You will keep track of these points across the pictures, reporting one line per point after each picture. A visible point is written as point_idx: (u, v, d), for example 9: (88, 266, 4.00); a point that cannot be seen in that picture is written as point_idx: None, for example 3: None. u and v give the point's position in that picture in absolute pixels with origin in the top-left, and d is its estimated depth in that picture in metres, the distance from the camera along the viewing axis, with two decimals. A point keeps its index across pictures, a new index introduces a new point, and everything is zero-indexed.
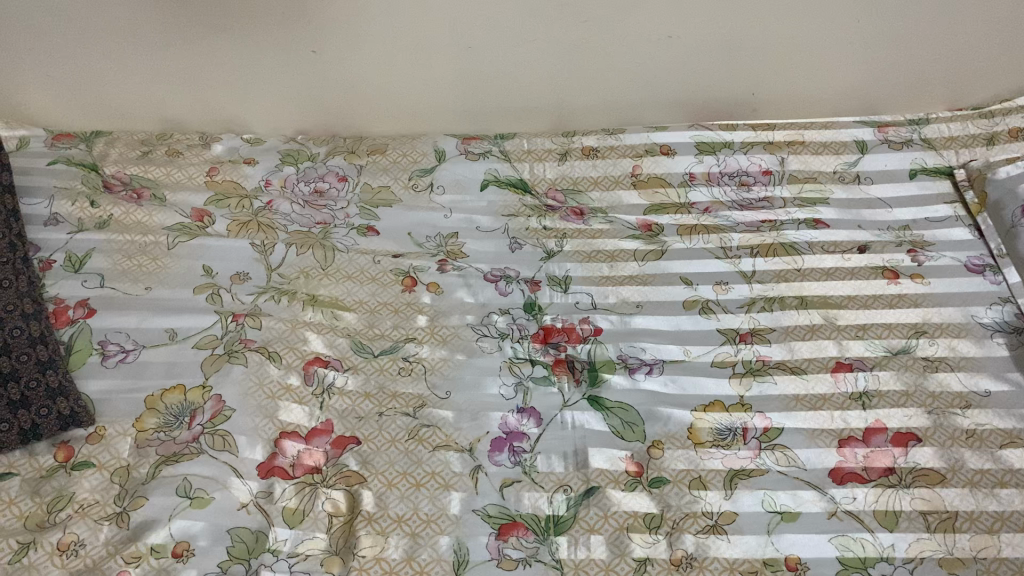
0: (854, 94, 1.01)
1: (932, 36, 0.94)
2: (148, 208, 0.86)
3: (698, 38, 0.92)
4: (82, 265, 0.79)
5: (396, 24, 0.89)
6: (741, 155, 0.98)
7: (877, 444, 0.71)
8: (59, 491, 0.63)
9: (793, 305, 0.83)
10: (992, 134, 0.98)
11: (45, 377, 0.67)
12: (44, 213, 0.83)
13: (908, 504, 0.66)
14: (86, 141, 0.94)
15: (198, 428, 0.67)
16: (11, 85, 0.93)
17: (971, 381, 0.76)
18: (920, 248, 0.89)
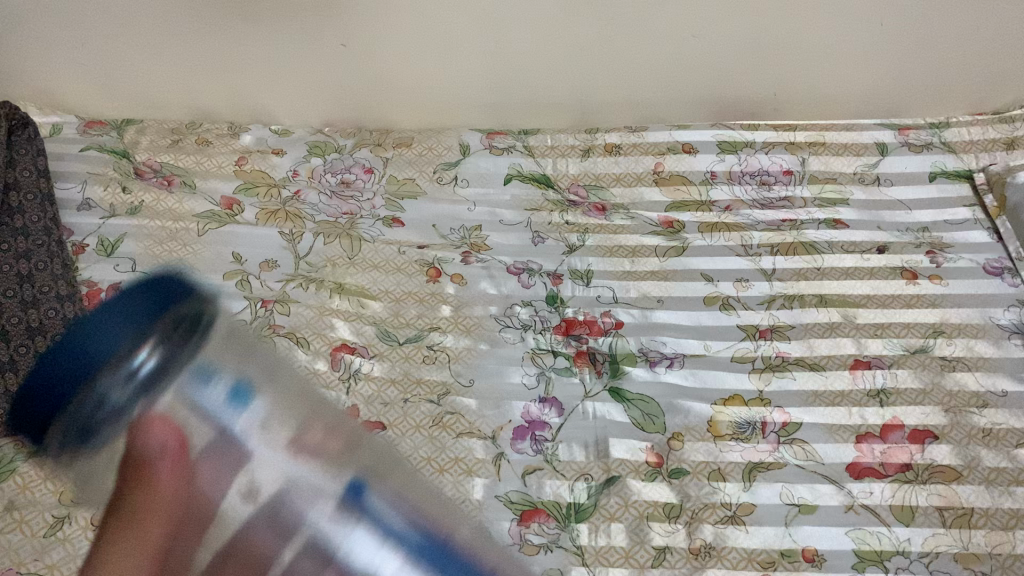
0: (877, 95, 1.02)
1: (954, 41, 0.95)
2: (179, 195, 0.87)
3: (724, 37, 0.93)
4: (114, 249, 0.80)
5: (426, 19, 0.90)
6: (763, 155, 0.99)
7: (894, 440, 0.72)
8: None
9: (812, 303, 0.84)
10: (1012, 138, 0.99)
11: None
12: (77, 197, 0.85)
13: (925, 500, 0.68)
14: (117, 128, 0.96)
15: None
16: (44, 73, 0.94)
17: (988, 381, 0.77)
18: (938, 249, 0.90)
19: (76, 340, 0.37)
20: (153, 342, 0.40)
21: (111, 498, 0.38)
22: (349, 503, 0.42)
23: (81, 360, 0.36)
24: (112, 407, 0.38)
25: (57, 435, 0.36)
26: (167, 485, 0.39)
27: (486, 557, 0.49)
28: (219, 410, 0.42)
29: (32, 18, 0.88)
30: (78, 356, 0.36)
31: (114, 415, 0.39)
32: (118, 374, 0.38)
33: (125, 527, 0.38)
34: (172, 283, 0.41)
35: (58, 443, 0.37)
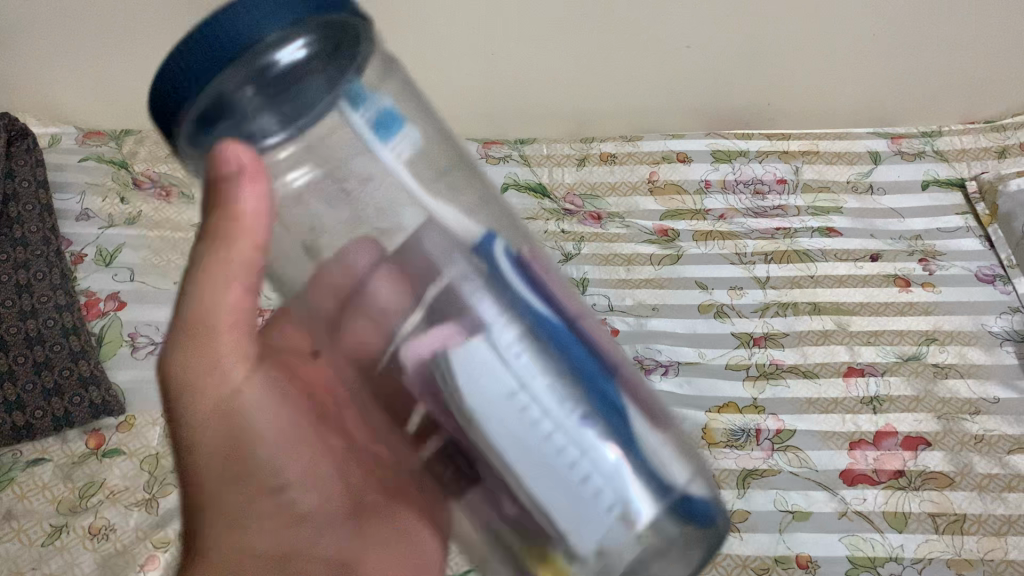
0: (869, 106, 1.03)
1: (945, 51, 0.96)
2: (177, 206, 0.90)
3: (717, 50, 0.94)
4: (113, 259, 0.84)
5: (425, 37, 0.90)
6: (757, 164, 1.00)
7: (887, 446, 0.73)
8: (91, 477, 0.70)
9: (806, 310, 0.84)
10: (1003, 147, 1.00)
11: (77, 366, 0.75)
12: (76, 208, 0.87)
13: (917, 506, 0.68)
14: (115, 139, 0.95)
15: None
16: (40, 84, 0.92)
17: (980, 388, 0.78)
18: (931, 257, 0.91)
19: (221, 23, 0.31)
20: (303, 42, 0.32)
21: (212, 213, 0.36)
22: (475, 256, 0.35)
23: (240, 47, 0.31)
24: (252, 115, 0.34)
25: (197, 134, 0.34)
26: (247, 204, 0.35)
27: (621, 359, 0.41)
28: (363, 134, 0.35)
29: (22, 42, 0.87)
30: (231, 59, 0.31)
31: (243, 113, 0.33)
32: (254, 63, 0.32)
33: (200, 343, 0.38)
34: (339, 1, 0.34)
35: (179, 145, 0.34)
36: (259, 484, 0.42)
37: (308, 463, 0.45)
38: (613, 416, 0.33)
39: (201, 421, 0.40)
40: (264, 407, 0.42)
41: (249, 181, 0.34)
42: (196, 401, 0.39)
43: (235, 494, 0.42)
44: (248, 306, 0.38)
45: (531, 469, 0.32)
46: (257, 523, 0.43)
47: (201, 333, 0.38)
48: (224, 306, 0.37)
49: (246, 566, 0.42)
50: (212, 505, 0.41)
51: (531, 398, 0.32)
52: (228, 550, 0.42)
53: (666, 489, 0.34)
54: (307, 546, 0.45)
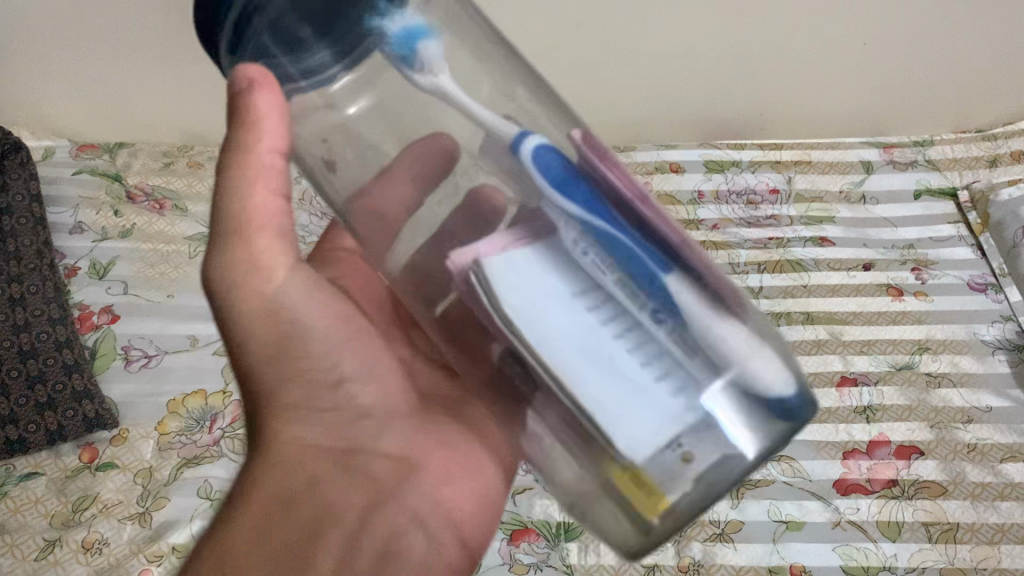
0: (864, 116, 1.01)
1: (943, 66, 0.94)
2: (169, 218, 0.89)
3: (709, 62, 0.93)
4: (106, 272, 0.84)
5: None
6: (749, 174, 1.00)
7: (880, 456, 0.73)
8: (85, 490, 0.70)
9: (799, 320, 0.85)
10: (995, 156, 0.99)
11: (70, 380, 0.75)
12: (69, 222, 0.88)
13: (911, 515, 0.69)
14: (109, 151, 0.96)
15: (218, 432, 0.73)
16: (31, 95, 0.91)
17: (973, 397, 0.78)
18: (923, 266, 0.91)
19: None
20: None
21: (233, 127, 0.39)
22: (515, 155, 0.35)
23: None
24: (311, 47, 0.38)
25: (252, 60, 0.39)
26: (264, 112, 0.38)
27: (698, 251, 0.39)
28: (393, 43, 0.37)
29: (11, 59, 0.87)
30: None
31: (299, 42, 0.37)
32: None
33: (231, 236, 0.39)
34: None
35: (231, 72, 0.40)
36: (311, 375, 0.43)
37: (365, 357, 0.46)
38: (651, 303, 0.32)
39: (246, 323, 0.41)
40: (309, 301, 0.43)
41: (264, 89, 0.38)
42: (243, 296, 0.40)
43: (291, 388, 0.43)
44: (280, 202, 0.40)
45: (568, 368, 0.31)
46: (314, 413, 0.44)
47: (237, 226, 0.39)
48: (253, 202, 0.39)
49: (303, 455, 0.43)
50: (267, 397, 0.43)
51: (550, 301, 0.31)
52: (285, 441, 0.43)
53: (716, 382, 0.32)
54: (367, 439, 0.45)
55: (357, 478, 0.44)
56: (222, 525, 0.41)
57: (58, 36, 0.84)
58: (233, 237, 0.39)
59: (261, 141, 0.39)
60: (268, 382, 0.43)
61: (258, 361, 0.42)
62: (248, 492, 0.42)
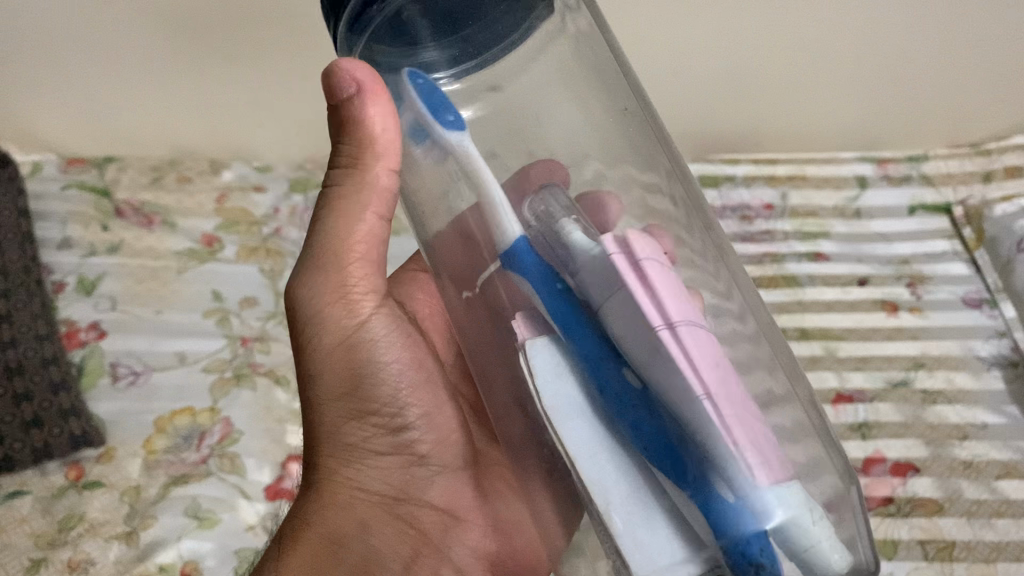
0: (852, 132, 1.01)
1: (938, 79, 0.94)
2: (158, 234, 0.88)
3: (702, 74, 0.93)
4: (94, 288, 0.84)
5: None
6: (743, 189, 1.00)
7: (875, 474, 0.74)
8: (71, 509, 0.69)
9: (794, 337, 0.85)
10: (989, 171, 0.99)
11: (58, 398, 0.74)
12: (57, 237, 0.87)
13: (907, 533, 0.70)
14: (97, 166, 0.93)
15: (207, 449, 0.73)
16: (17, 109, 0.90)
17: (969, 413, 0.78)
18: (918, 282, 0.91)
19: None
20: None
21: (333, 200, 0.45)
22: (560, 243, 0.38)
23: None
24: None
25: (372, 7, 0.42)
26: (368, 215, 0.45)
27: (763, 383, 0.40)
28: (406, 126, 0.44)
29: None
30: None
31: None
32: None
33: (331, 265, 0.46)
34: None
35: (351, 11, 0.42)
36: (375, 422, 0.50)
37: (431, 406, 0.52)
38: (682, 456, 0.32)
39: (326, 353, 0.48)
40: (388, 344, 0.50)
41: (372, 100, 0.42)
42: (327, 326, 0.48)
43: (353, 430, 0.50)
44: (377, 235, 0.46)
45: (592, 472, 0.34)
46: (371, 457, 0.51)
47: (335, 256, 0.46)
48: (358, 232, 0.45)
49: (355, 498, 0.50)
50: (329, 432, 0.50)
51: (591, 408, 0.35)
52: (342, 482, 0.50)
53: (766, 511, 0.30)
54: (415, 488, 0.53)
55: (403, 523, 0.52)
56: (281, 546, 0.49)
57: (48, 49, 0.83)
58: (324, 262, 0.46)
59: (374, 162, 0.44)
60: (332, 417, 0.49)
61: (328, 393, 0.49)
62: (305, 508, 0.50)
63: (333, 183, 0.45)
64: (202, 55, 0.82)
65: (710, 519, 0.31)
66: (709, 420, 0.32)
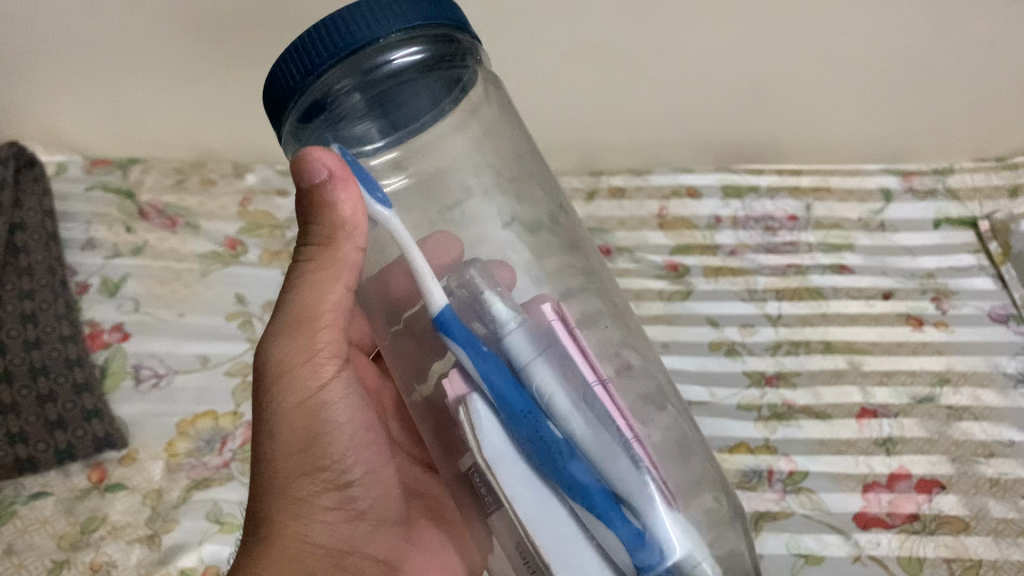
0: (879, 144, 1.01)
1: (960, 88, 0.94)
2: (181, 235, 0.88)
3: (727, 82, 0.93)
4: (117, 290, 0.83)
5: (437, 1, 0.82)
6: (767, 200, 1.00)
7: (901, 489, 0.73)
8: (93, 511, 0.69)
9: (818, 349, 0.84)
10: (1016, 185, 0.99)
11: (81, 399, 0.74)
12: (81, 238, 0.87)
13: (932, 551, 0.69)
14: (121, 167, 0.94)
15: (229, 453, 0.72)
16: (43, 112, 0.91)
17: (994, 430, 0.77)
18: (944, 296, 0.90)
19: (357, 20, 0.41)
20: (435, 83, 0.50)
21: (302, 264, 0.46)
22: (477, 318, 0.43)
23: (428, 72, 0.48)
24: (393, 96, 0.48)
25: (312, 91, 0.43)
26: (333, 291, 0.46)
27: (643, 406, 0.48)
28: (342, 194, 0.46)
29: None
30: (365, 97, 0.47)
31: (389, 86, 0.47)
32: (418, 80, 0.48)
33: (298, 330, 0.47)
34: (451, 7, 0.45)
35: (296, 108, 0.44)
36: (323, 476, 0.50)
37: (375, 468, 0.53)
38: (602, 501, 0.39)
39: (286, 410, 0.48)
40: (343, 405, 0.50)
41: (342, 184, 0.43)
42: (291, 385, 0.48)
43: (306, 483, 0.49)
44: (346, 305, 0.47)
45: (528, 512, 0.40)
46: (320, 515, 0.50)
47: (304, 320, 0.47)
48: (328, 302, 0.46)
49: (303, 551, 0.49)
50: (279, 490, 0.49)
51: (520, 454, 0.40)
52: (292, 537, 0.49)
53: (669, 545, 0.39)
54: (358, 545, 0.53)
55: None
56: None
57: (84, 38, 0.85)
58: (291, 326, 0.47)
59: (348, 240, 0.45)
60: (284, 474, 0.49)
61: (283, 448, 0.48)
62: (256, 566, 0.48)
63: (306, 254, 0.46)
64: (226, 55, 0.83)
65: (632, 549, 0.38)
66: (612, 464, 0.40)
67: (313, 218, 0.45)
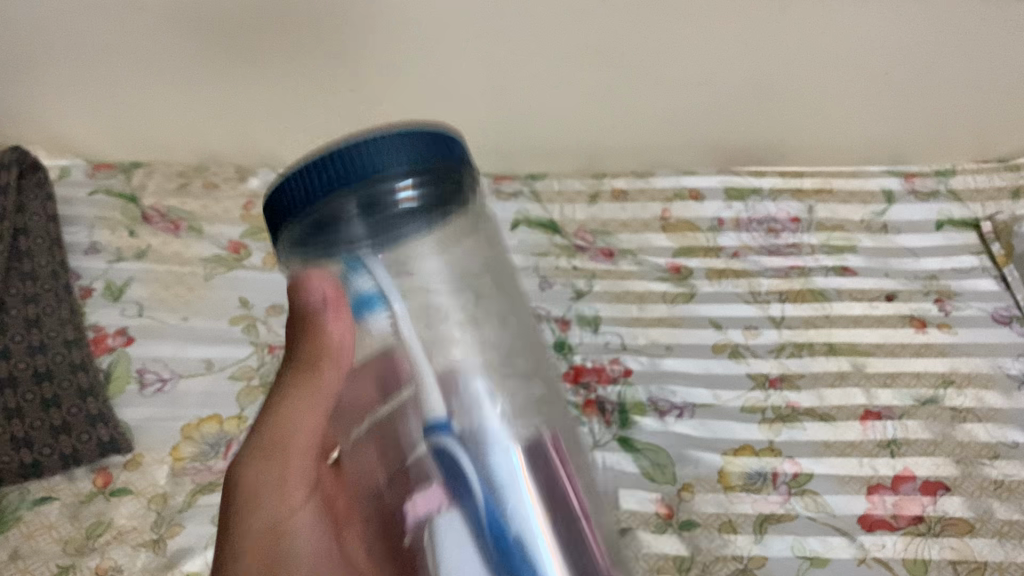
0: (881, 145, 1.02)
1: (961, 90, 0.95)
2: (185, 239, 0.88)
3: (730, 85, 0.93)
4: (121, 294, 0.83)
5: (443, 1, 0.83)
6: (770, 202, 1.00)
7: (905, 491, 0.72)
8: (99, 516, 0.68)
9: (821, 351, 0.84)
10: (1017, 187, 1.00)
11: (86, 404, 0.72)
12: (85, 241, 0.86)
13: (938, 553, 0.68)
14: (124, 171, 0.95)
15: (234, 457, 0.71)
16: (49, 115, 0.93)
17: (999, 432, 0.77)
18: (947, 298, 0.90)
19: (367, 153, 0.39)
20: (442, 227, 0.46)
21: (283, 394, 0.46)
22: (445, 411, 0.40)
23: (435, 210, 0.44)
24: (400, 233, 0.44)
25: (315, 214, 0.40)
26: (305, 419, 0.46)
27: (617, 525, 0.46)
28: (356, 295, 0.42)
29: (42, 66, 0.88)
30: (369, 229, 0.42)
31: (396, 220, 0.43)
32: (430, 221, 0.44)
33: (272, 453, 0.47)
34: (456, 148, 0.43)
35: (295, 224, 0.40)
36: None
37: None
38: None
39: (249, 532, 0.47)
40: (310, 540, 0.49)
41: (334, 316, 0.43)
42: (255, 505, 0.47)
43: None
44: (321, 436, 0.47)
45: None
46: None
47: (276, 444, 0.47)
48: (302, 429, 0.46)
49: None
50: None
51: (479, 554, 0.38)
52: None
53: None
54: None
55: None
56: None
57: (92, 40, 0.86)
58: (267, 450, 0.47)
59: (332, 369, 0.45)
60: None
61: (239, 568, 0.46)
62: None
63: (289, 385, 0.46)
64: (235, 55, 0.88)
65: None
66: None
67: (303, 343, 0.45)
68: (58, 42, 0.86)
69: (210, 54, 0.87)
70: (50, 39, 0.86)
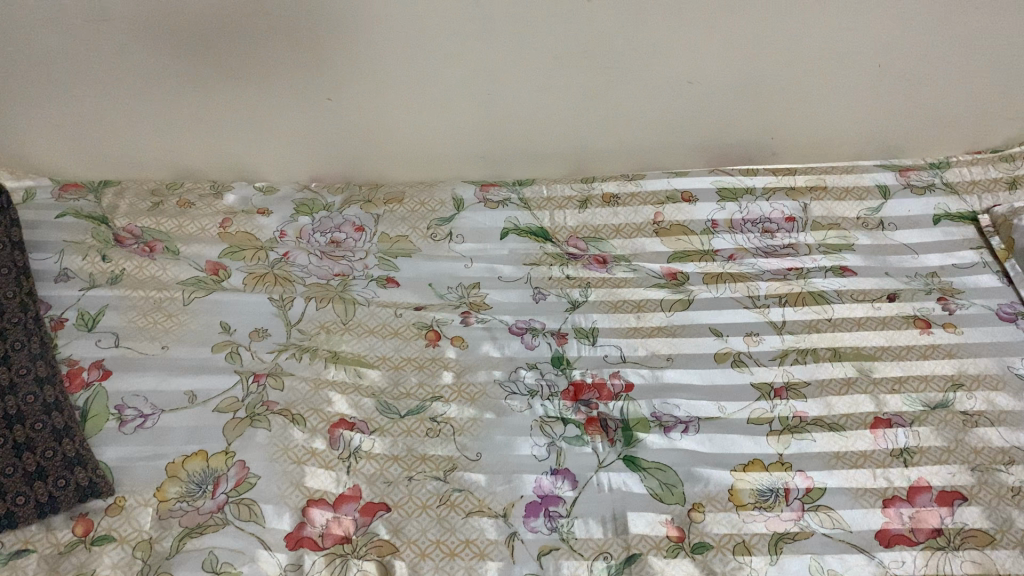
0: (873, 138, 1.01)
1: (955, 81, 0.93)
2: (161, 262, 0.83)
3: (720, 80, 0.91)
4: (95, 323, 0.77)
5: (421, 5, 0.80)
6: (763, 202, 0.97)
7: (922, 503, 0.69)
8: (79, 568, 0.60)
9: (826, 357, 0.82)
10: (1015, 177, 0.97)
11: (61, 446, 0.65)
12: (54, 268, 0.80)
13: (959, 568, 0.64)
14: (94, 191, 0.92)
15: (222, 496, 0.64)
16: (13, 132, 0.89)
17: (1012, 436, 0.74)
18: (950, 295, 0.88)
19: None
20: None
21: None
22: None
23: None
24: None
25: None
26: None
27: None
28: None
29: (3, 80, 0.84)
30: None
31: None
32: None
33: None
34: None
35: None
36: None
37: None
38: None
39: None
40: None
41: None
42: None
43: None
44: None
45: None
46: None
47: None
48: None
49: None
50: None
51: None
52: None
53: None
54: None
55: None
56: None
57: (58, 56, 0.82)
58: None
59: None
60: None
61: None
62: None
63: None
64: (206, 64, 0.84)
65: None
66: None
67: None
68: (18, 54, 0.82)
69: (182, 64, 0.84)
70: (9, 51, 0.81)
